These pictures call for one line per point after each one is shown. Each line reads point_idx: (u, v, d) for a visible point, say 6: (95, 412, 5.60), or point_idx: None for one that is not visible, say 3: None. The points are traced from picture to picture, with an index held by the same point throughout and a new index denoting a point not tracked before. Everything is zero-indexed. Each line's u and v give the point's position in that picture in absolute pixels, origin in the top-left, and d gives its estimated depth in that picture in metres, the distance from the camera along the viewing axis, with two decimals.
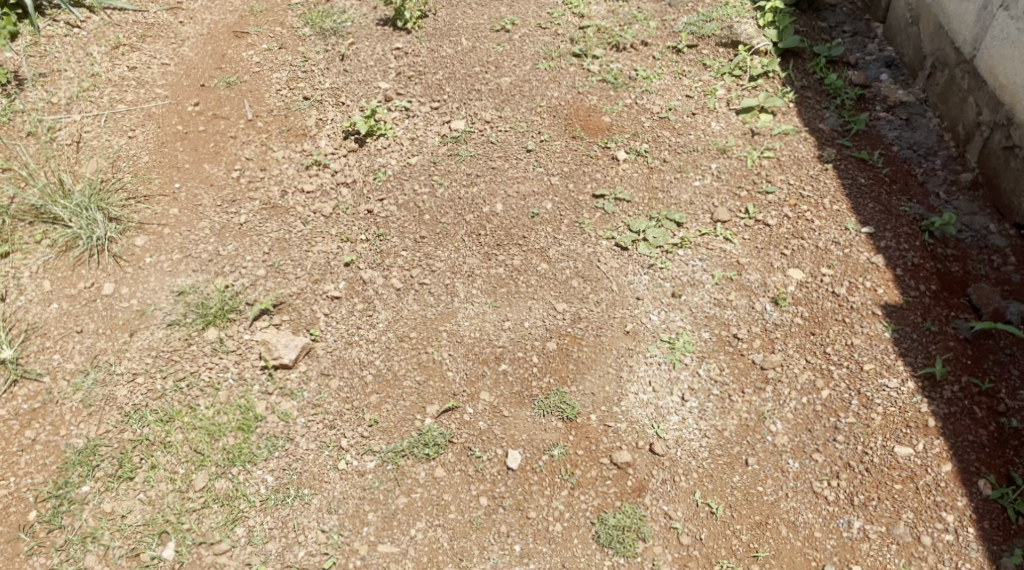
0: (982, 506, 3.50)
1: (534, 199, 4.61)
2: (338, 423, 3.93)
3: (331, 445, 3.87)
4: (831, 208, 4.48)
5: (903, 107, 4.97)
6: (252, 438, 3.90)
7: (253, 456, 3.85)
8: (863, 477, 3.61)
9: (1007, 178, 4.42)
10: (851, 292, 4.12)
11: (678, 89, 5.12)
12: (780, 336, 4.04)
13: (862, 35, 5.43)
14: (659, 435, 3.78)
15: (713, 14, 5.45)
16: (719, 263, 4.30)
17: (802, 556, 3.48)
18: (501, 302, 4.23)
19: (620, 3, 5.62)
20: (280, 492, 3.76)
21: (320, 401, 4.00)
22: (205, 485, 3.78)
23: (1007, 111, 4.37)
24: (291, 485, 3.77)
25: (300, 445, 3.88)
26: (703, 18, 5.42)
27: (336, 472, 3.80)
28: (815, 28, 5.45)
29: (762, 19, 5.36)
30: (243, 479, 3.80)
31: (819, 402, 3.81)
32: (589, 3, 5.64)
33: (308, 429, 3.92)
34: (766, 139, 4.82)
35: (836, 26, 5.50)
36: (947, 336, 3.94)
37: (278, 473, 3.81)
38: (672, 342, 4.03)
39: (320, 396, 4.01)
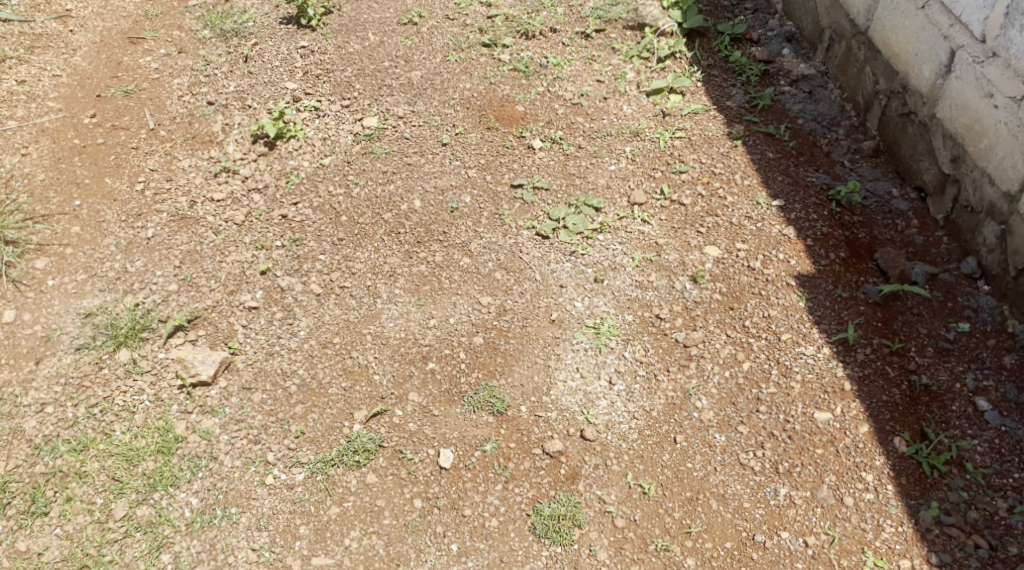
0: (899, 463, 3.58)
1: (452, 193, 4.59)
2: (263, 437, 3.85)
3: (257, 460, 3.79)
4: (742, 183, 4.57)
5: (806, 80, 5.11)
6: (172, 460, 3.80)
7: (175, 479, 3.75)
8: (787, 445, 3.67)
9: (905, 144, 4.58)
10: (765, 265, 4.21)
11: (589, 74, 5.15)
12: (700, 313, 4.10)
13: (762, 11, 5.57)
14: (590, 420, 3.80)
15: None
16: (639, 245, 4.36)
17: (734, 527, 3.50)
18: (425, 300, 4.20)
19: None
20: (206, 513, 3.66)
21: (243, 416, 3.91)
22: (126, 514, 3.67)
23: (903, 79, 4.53)
24: (217, 505, 3.68)
25: (224, 464, 3.79)
26: (609, 2, 5.48)
27: (264, 488, 3.72)
28: (718, 7, 5.57)
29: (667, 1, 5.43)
30: (166, 504, 3.69)
31: (742, 374, 3.88)
32: None
33: (232, 446, 3.83)
34: (677, 119, 4.91)
35: (738, 4, 5.62)
36: (858, 301, 4.07)
37: (202, 494, 3.71)
38: (597, 327, 4.06)
39: (243, 411, 3.92)
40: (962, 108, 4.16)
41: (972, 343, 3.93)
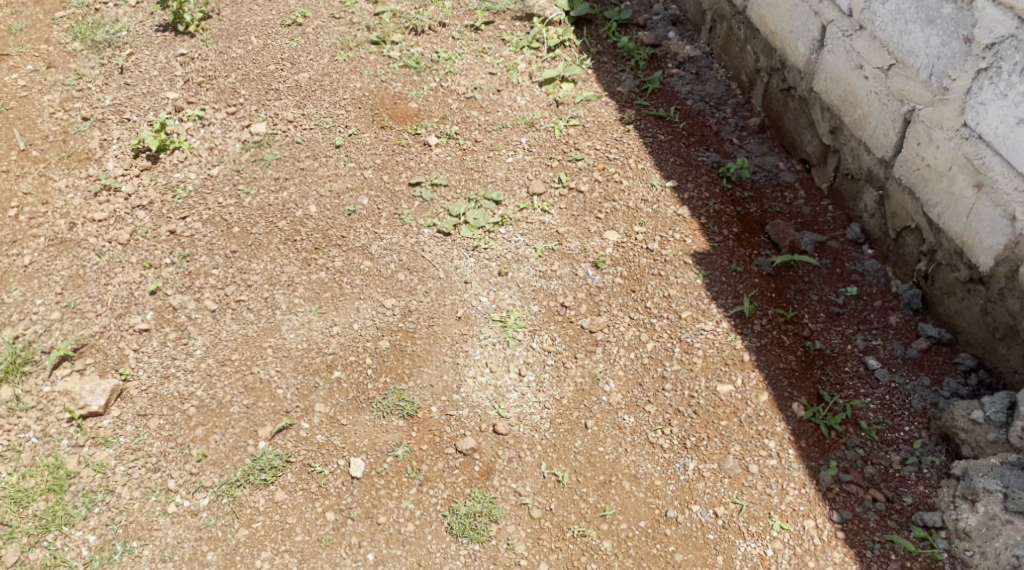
0: (798, 428, 3.68)
1: (348, 196, 4.56)
2: (162, 464, 3.72)
3: (157, 489, 3.65)
4: (636, 167, 4.67)
5: (692, 62, 5.33)
6: (65, 498, 3.66)
7: (70, 517, 3.60)
8: (693, 419, 3.73)
9: (788, 118, 4.78)
10: (662, 246, 4.31)
11: (481, 67, 5.24)
12: (603, 298, 4.16)
13: None
14: (501, 415, 3.77)
15: None
16: (540, 235, 4.40)
17: (647, 506, 3.52)
18: (327, 307, 4.13)
19: None
20: (105, 550, 3.51)
21: (140, 444, 3.78)
22: (17, 559, 3.51)
23: (780, 56, 4.73)
24: (117, 541, 3.53)
25: (122, 496, 3.65)
26: None
27: (166, 517, 3.58)
28: None
29: None
30: (61, 544, 3.54)
31: (646, 354, 3.94)
32: None
33: (129, 477, 3.70)
34: (570, 108, 5.03)
35: None
36: (752, 274, 4.18)
37: (100, 530, 3.57)
38: (504, 321, 4.06)
39: (139, 439, 3.79)
40: (836, 81, 4.32)
41: (860, 306, 4.11)
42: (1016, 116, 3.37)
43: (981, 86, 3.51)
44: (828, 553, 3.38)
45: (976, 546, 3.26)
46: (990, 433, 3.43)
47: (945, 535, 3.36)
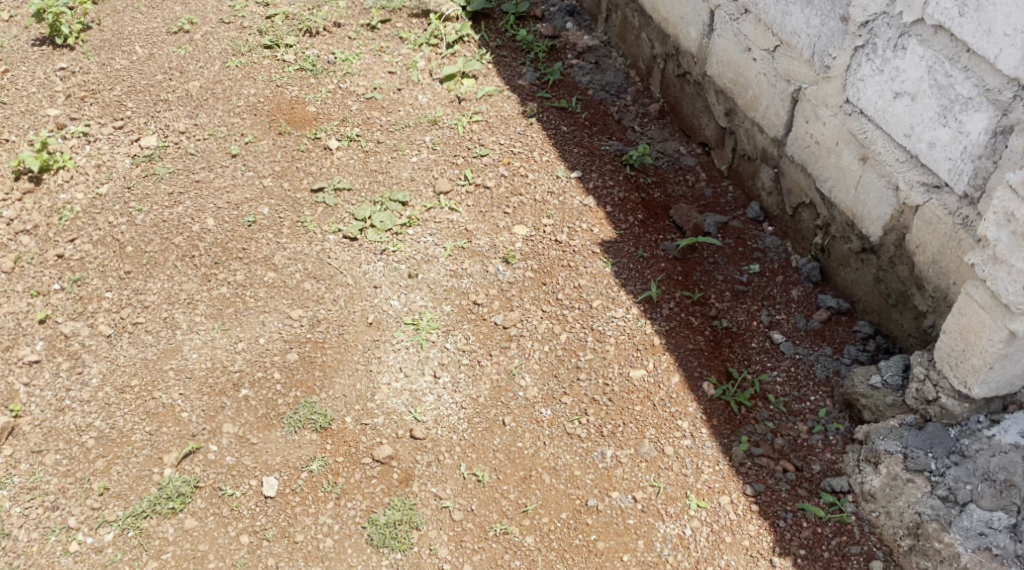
0: (710, 406, 3.72)
1: (247, 206, 4.44)
2: (62, 501, 3.53)
3: (57, 529, 3.45)
4: (540, 160, 4.71)
5: (591, 52, 5.46)
6: None
7: None
8: (609, 407, 3.72)
9: (686, 102, 4.90)
10: (571, 237, 4.33)
11: (380, 67, 5.21)
12: (515, 292, 4.14)
13: None
14: (418, 418, 3.69)
15: None
16: (449, 234, 4.37)
17: (567, 497, 3.47)
18: (230, 324, 4.02)
19: None
20: None
21: (36, 482, 3.59)
22: None
23: (674, 42, 4.87)
24: None
25: (19, 539, 3.44)
26: None
27: (68, 556, 3.38)
28: None
29: None
30: None
31: (560, 346, 3.93)
32: None
33: (26, 518, 3.50)
34: (473, 103, 5.03)
35: None
36: (659, 259, 4.25)
37: None
38: (417, 323, 4.00)
39: (35, 478, 3.61)
40: (728, 64, 4.45)
41: (763, 282, 4.20)
42: (893, 90, 3.47)
43: (858, 63, 3.61)
44: (744, 526, 3.39)
45: (881, 506, 3.33)
46: (887, 397, 3.53)
47: (853, 499, 3.43)
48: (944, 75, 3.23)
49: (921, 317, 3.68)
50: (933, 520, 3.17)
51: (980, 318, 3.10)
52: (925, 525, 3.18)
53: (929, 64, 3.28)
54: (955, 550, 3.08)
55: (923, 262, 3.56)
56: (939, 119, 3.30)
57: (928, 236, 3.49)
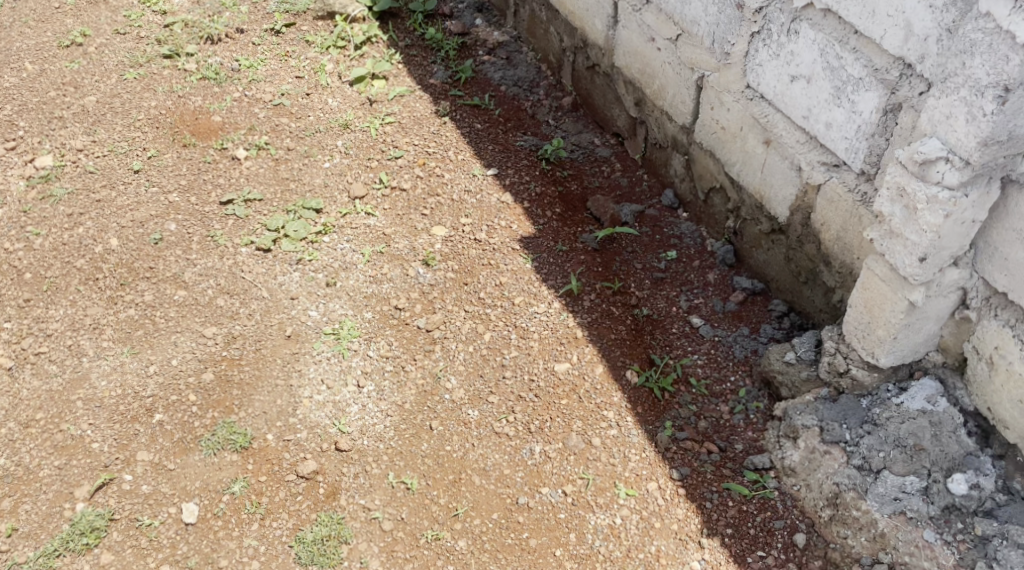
0: (634, 395, 3.74)
1: (153, 223, 4.30)
2: None
3: None
4: (456, 159, 4.67)
5: (502, 48, 5.46)
6: None
7: None
8: (535, 403, 3.70)
9: (597, 94, 4.94)
10: (490, 235, 4.31)
11: (286, 72, 5.10)
12: (437, 294, 4.09)
13: None
14: (343, 430, 3.62)
15: None
16: (366, 239, 4.30)
17: (498, 497, 3.44)
18: (140, 346, 3.89)
19: None
20: None
21: None
22: None
23: (582, 35, 4.90)
24: None
25: None
26: None
27: None
28: None
29: None
30: None
31: (485, 346, 3.90)
32: None
33: None
34: (385, 105, 4.97)
35: None
36: (578, 251, 4.26)
37: None
38: (337, 332, 3.93)
39: None
40: (634, 55, 4.49)
41: (681, 268, 4.25)
42: (789, 74, 3.53)
43: (756, 49, 3.67)
44: (672, 511, 3.41)
45: (802, 479, 3.41)
46: (802, 372, 3.60)
47: (775, 474, 3.49)
48: (836, 57, 3.30)
49: (830, 292, 3.75)
50: (851, 489, 3.25)
51: (881, 291, 3.22)
52: (843, 494, 3.26)
53: (821, 47, 3.35)
54: (872, 516, 3.18)
55: (829, 240, 3.63)
56: (833, 100, 3.37)
57: (831, 214, 3.56)
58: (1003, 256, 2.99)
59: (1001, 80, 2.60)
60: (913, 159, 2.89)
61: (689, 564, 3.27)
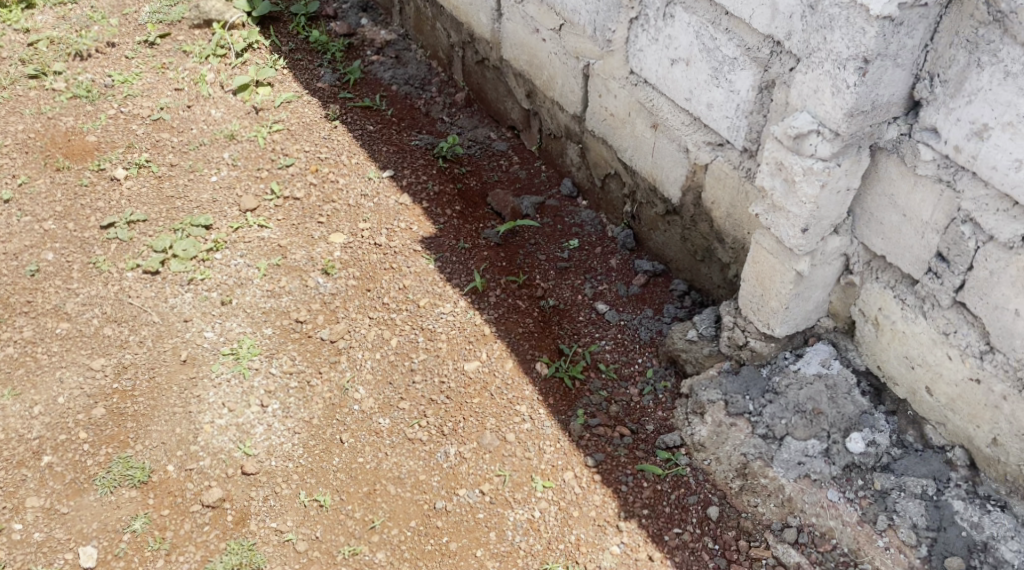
0: (545, 386, 3.72)
1: (29, 254, 4.12)
2: None
3: None
4: (350, 163, 4.58)
5: (390, 47, 5.38)
6: None
7: None
8: (447, 405, 3.65)
9: (489, 88, 4.91)
10: (390, 238, 4.24)
11: (164, 85, 4.92)
12: (339, 303, 4.00)
13: None
14: (249, 453, 3.51)
15: None
16: (261, 253, 4.17)
17: (415, 504, 3.38)
18: (23, 387, 3.70)
19: (68, 8, 5.32)
20: None
21: None
22: None
23: (467, 29, 4.86)
24: None
25: None
26: (166, 5, 5.33)
27: None
28: None
29: None
30: None
31: (392, 351, 3.83)
32: (32, 15, 5.28)
33: None
34: (272, 112, 4.83)
35: None
36: (480, 248, 4.23)
37: None
38: (236, 352, 3.80)
39: None
40: (519, 46, 4.47)
41: (583, 256, 4.25)
42: (669, 57, 3.56)
43: (636, 34, 3.69)
44: (589, 498, 3.40)
45: (711, 453, 3.43)
46: (705, 348, 3.65)
47: (686, 451, 3.50)
48: (710, 39, 3.34)
49: (726, 268, 3.80)
50: (757, 458, 3.32)
51: (770, 263, 3.28)
52: (750, 464, 3.32)
53: (696, 29, 3.39)
54: (779, 482, 3.25)
55: (720, 218, 3.68)
56: (712, 81, 3.40)
57: (720, 192, 3.60)
58: (878, 220, 3.09)
59: (860, 53, 2.67)
60: (788, 134, 2.94)
61: (609, 549, 3.27)
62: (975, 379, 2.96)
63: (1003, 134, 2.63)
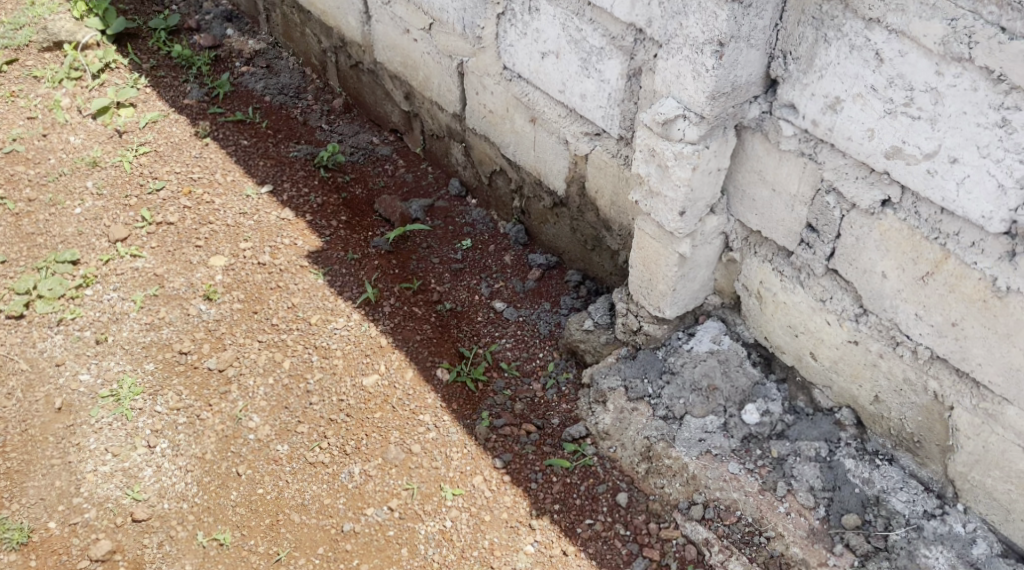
0: (448, 392, 3.65)
1: None
2: None
3: None
4: (225, 181, 4.41)
5: (260, 56, 5.20)
6: None
7: None
8: (348, 423, 3.54)
9: (366, 92, 4.79)
10: (274, 256, 4.09)
11: (14, 114, 4.62)
12: (224, 329, 3.83)
13: None
14: (137, 499, 3.33)
15: (22, 19, 5.01)
16: (136, 284, 3.97)
17: (322, 530, 3.26)
18: None
19: None
20: None
21: None
22: None
23: (338, 34, 4.73)
24: None
25: None
26: (10, 27, 4.97)
27: None
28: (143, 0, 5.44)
29: (76, 10, 5.06)
30: None
31: (285, 374, 3.69)
32: None
33: None
34: (136, 135, 4.60)
35: None
36: (371, 257, 4.11)
37: None
38: (116, 393, 3.61)
39: None
40: (392, 49, 4.37)
41: (477, 256, 4.19)
42: (539, 51, 3.52)
43: (504, 29, 3.64)
44: (499, 500, 3.35)
45: (616, 440, 3.42)
46: (602, 337, 3.64)
47: (592, 441, 3.49)
48: (577, 30, 3.31)
49: (617, 255, 3.79)
50: (660, 439, 3.31)
51: (653, 248, 3.28)
52: (654, 447, 3.31)
53: (562, 21, 3.36)
54: (682, 461, 3.24)
55: (605, 206, 3.67)
56: (583, 72, 3.38)
57: (602, 181, 3.59)
58: (751, 197, 3.12)
59: (715, 36, 2.68)
60: (656, 121, 2.94)
61: (523, 550, 3.22)
62: (853, 342, 3.02)
63: (854, 105, 2.69)
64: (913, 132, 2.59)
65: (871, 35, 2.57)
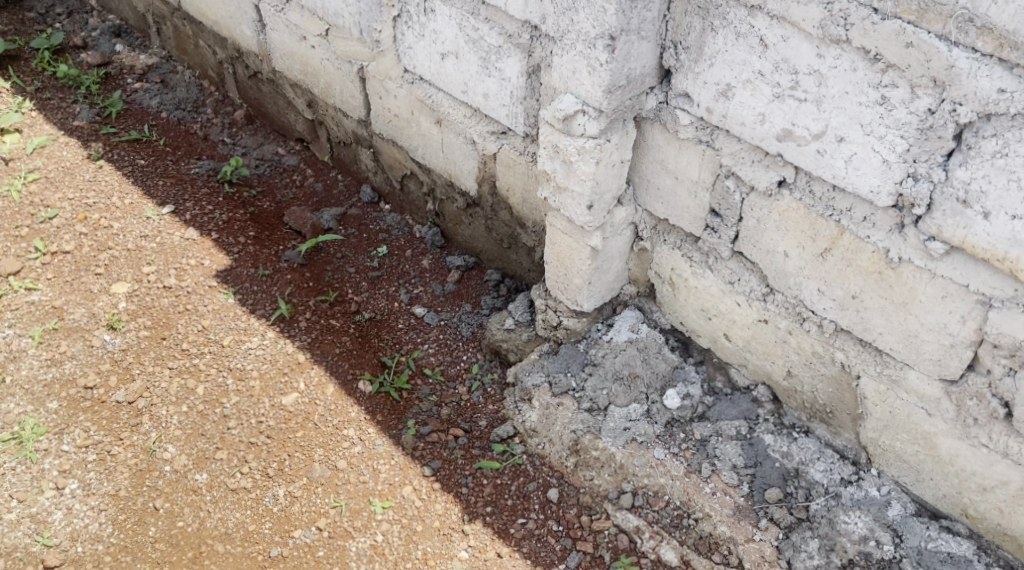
0: (371, 404, 3.58)
1: None
2: None
3: None
4: (123, 204, 4.23)
5: (153, 71, 5.03)
6: None
7: None
8: (269, 444, 3.44)
9: (268, 102, 4.67)
10: (181, 278, 3.95)
11: None
12: (132, 359, 3.68)
13: (78, 12, 5.35)
14: (48, 544, 3.17)
15: None
16: (33, 319, 3.80)
17: (248, 558, 3.15)
18: None
19: None
20: None
21: None
22: None
23: (233, 44, 4.59)
24: None
25: None
26: None
27: None
28: (25, 20, 5.21)
29: None
30: None
31: (200, 400, 3.56)
32: None
33: None
34: (24, 161, 4.40)
35: (47, 12, 5.31)
36: (283, 272, 4.00)
37: None
38: (19, 436, 3.45)
39: None
40: (290, 57, 4.27)
41: (394, 262, 4.12)
42: (438, 52, 3.47)
43: (401, 32, 3.58)
44: (430, 509, 3.29)
45: (544, 437, 3.40)
46: (523, 335, 3.61)
47: (519, 440, 3.46)
48: (473, 29, 3.27)
49: (533, 252, 3.77)
50: (586, 432, 3.30)
51: (566, 243, 3.26)
52: (581, 440, 3.30)
53: (458, 21, 3.31)
54: (610, 452, 3.23)
55: (516, 204, 3.64)
56: (483, 71, 3.34)
57: (511, 179, 3.56)
58: (655, 186, 3.13)
59: (605, 31, 2.68)
60: (556, 117, 2.92)
61: (457, 556, 3.17)
62: (763, 321, 3.06)
63: (744, 91, 2.71)
64: (801, 114, 2.62)
65: (754, 22, 2.59)
